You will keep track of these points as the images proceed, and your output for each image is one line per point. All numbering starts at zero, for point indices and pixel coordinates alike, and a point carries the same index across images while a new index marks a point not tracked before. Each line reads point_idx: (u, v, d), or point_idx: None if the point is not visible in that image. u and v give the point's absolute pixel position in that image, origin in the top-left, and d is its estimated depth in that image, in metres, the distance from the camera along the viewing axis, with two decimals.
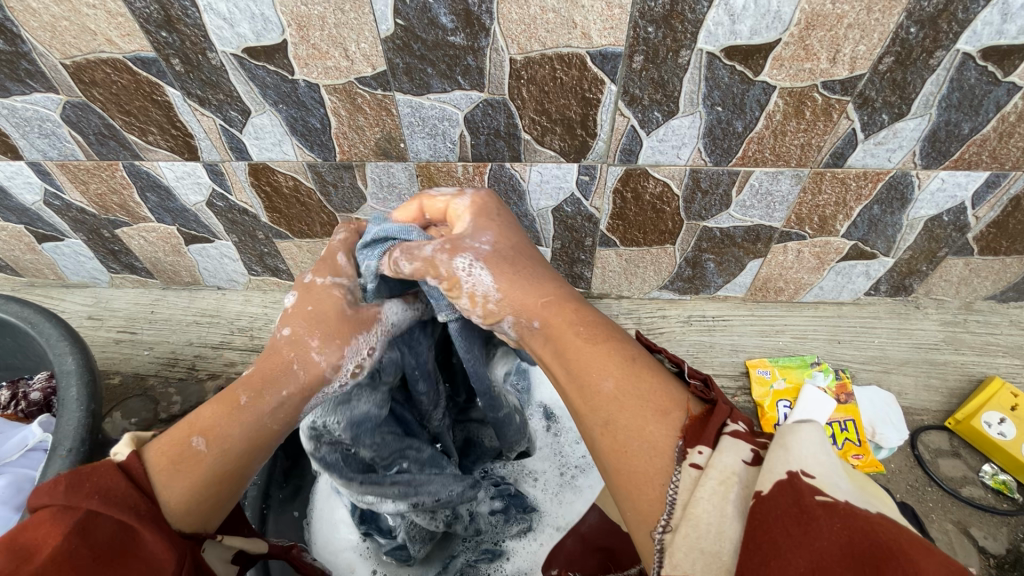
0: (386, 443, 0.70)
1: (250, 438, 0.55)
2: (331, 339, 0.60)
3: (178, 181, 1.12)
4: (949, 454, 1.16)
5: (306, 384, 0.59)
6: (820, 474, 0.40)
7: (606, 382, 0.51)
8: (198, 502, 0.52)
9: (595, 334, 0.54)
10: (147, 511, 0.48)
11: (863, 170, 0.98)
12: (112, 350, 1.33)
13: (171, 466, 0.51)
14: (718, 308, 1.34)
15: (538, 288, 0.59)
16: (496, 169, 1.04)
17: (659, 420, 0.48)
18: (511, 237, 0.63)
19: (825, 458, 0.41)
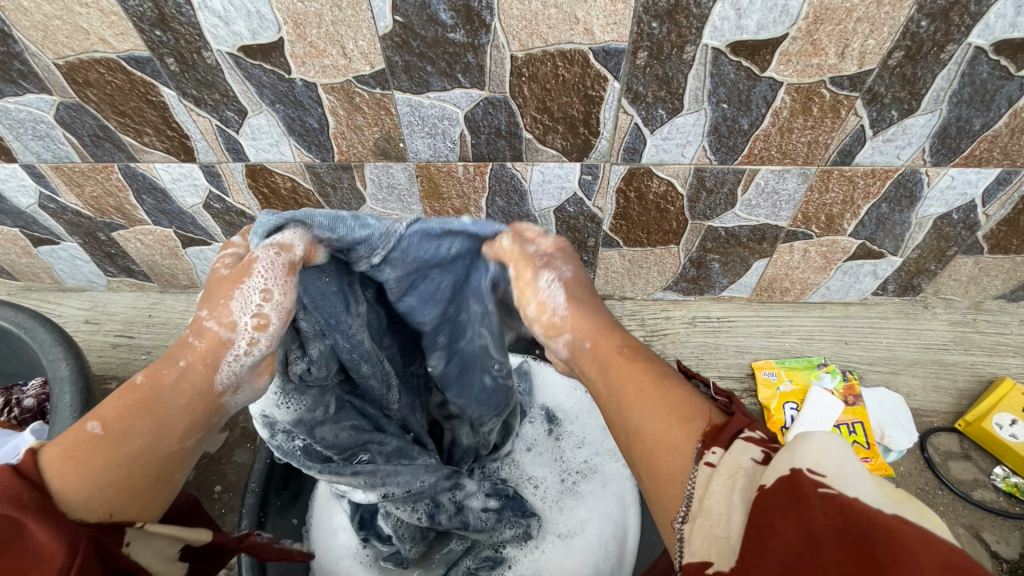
0: (339, 434, 0.69)
1: (152, 412, 0.49)
2: (218, 302, 0.52)
3: (174, 183, 1.10)
4: (960, 456, 1.14)
5: (208, 350, 0.51)
6: (835, 469, 0.36)
7: (633, 385, 0.50)
8: (97, 488, 0.46)
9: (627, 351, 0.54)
10: (30, 500, 0.43)
11: (871, 168, 0.96)
12: (109, 355, 1.32)
13: (64, 453, 0.46)
14: (723, 309, 1.32)
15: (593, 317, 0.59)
16: (497, 169, 1.02)
17: (682, 427, 0.45)
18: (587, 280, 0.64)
19: (846, 452, 0.37)
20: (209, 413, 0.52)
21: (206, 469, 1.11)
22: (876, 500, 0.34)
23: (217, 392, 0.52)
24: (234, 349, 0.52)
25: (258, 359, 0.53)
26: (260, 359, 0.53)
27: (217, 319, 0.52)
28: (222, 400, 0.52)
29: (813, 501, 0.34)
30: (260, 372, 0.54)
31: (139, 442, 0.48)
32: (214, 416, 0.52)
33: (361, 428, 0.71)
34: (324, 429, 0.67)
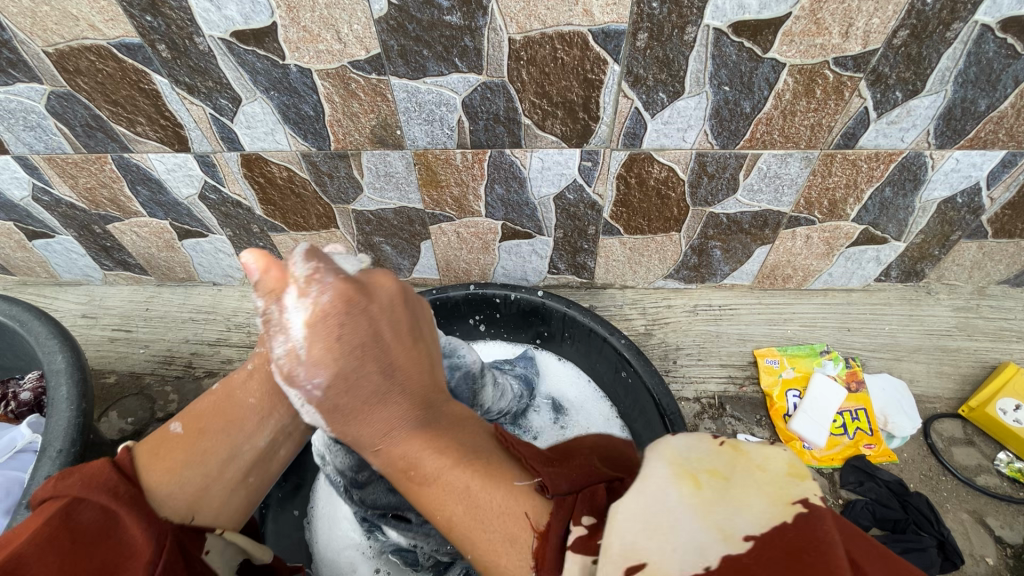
0: (382, 497, 0.79)
1: (225, 419, 0.64)
2: (258, 332, 0.68)
3: (169, 174, 1.09)
4: (963, 442, 1.13)
5: (260, 370, 0.67)
6: (649, 545, 0.37)
7: (449, 512, 0.50)
8: (180, 486, 0.58)
9: (423, 471, 0.53)
10: (124, 492, 0.54)
11: (875, 151, 0.95)
12: (106, 349, 1.31)
13: (152, 455, 0.59)
14: (724, 297, 1.31)
15: (386, 425, 0.57)
16: (496, 156, 1.01)
17: (509, 550, 0.46)
18: (336, 359, 0.58)
19: (654, 506, 0.39)
20: (275, 418, 0.66)
21: None
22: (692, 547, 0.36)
23: (284, 395, 0.66)
24: None
25: None
26: (312, 378, 0.59)
27: (259, 339, 0.69)
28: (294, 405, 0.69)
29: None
30: None
31: (214, 445, 0.62)
32: (281, 420, 0.66)
33: (406, 484, 0.80)
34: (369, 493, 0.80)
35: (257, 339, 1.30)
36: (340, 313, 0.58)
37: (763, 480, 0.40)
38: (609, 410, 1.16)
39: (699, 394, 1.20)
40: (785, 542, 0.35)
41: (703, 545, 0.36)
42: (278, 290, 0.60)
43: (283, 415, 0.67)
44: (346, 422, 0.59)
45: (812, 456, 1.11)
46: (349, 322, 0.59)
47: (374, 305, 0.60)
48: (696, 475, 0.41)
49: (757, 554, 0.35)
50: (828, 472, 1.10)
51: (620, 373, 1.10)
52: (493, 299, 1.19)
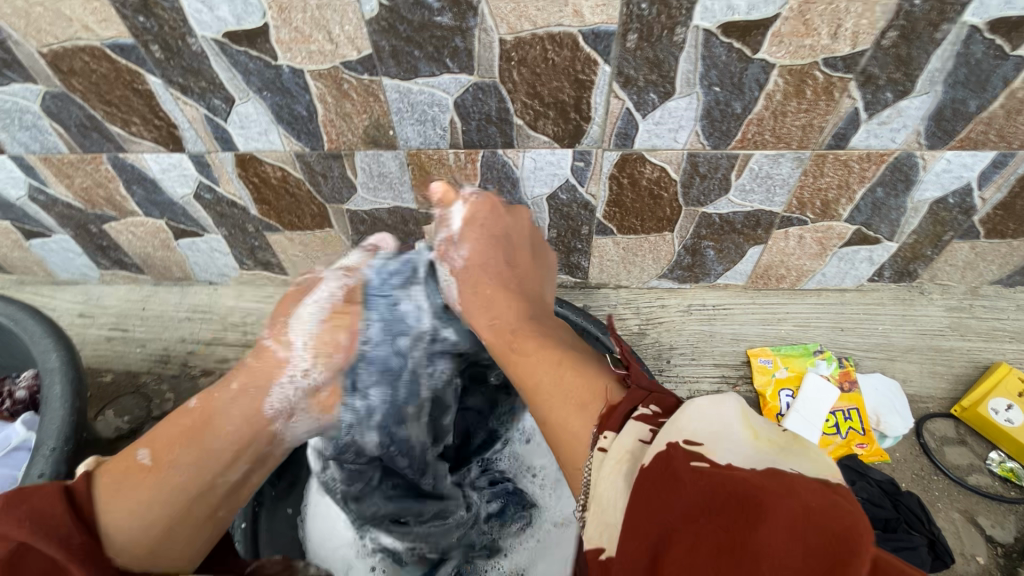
0: (381, 505, 0.88)
1: (193, 449, 0.66)
2: (277, 327, 0.77)
3: (163, 174, 1.10)
4: (955, 441, 1.14)
5: (262, 373, 0.74)
6: (706, 438, 0.47)
7: (541, 380, 0.64)
8: (134, 524, 0.61)
9: (528, 346, 0.70)
10: (76, 541, 0.58)
11: (866, 151, 0.95)
12: (103, 348, 1.32)
13: (113, 486, 0.63)
14: (718, 297, 1.32)
15: (497, 310, 0.77)
16: (488, 156, 1.01)
17: (579, 413, 0.57)
18: (484, 254, 0.81)
19: (717, 420, 0.48)
20: (252, 445, 0.71)
21: None
22: (736, 461, 0.45)
23: (263, 419, 0.72)
24: (290, 373, 0.75)
25: (311, 384, 0.77)
26: (314, 382, 0.77)
27: (269, 343, 0.76)
28: (274, 425, 0.74)
29: (692, 477, 0.44)
30: (313, 399, 0.78)
31: (177, 480, 0.64)
32: (257, 445, 0.72)
33: (400, 491, 0.90)
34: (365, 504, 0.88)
35: (253, 338, 1.31)
36: (485, 214, 0.84)
37: (825, 463, 0.45)
38: None
39: (692, 394, 1.20)
40: (831, 495, 0.41)
41: (749, 464, 0.44)
42: (450, 204, 0.85)
43: (254, 443, 0.71)
44: (472, 291, 0.79)
45: None
46: (491, 217, 0.84)
47: (511, 219, 0.85)
48: (762, 432, 0.48)
49: (796, 489, 0.41)
50: None
51: None
52: None
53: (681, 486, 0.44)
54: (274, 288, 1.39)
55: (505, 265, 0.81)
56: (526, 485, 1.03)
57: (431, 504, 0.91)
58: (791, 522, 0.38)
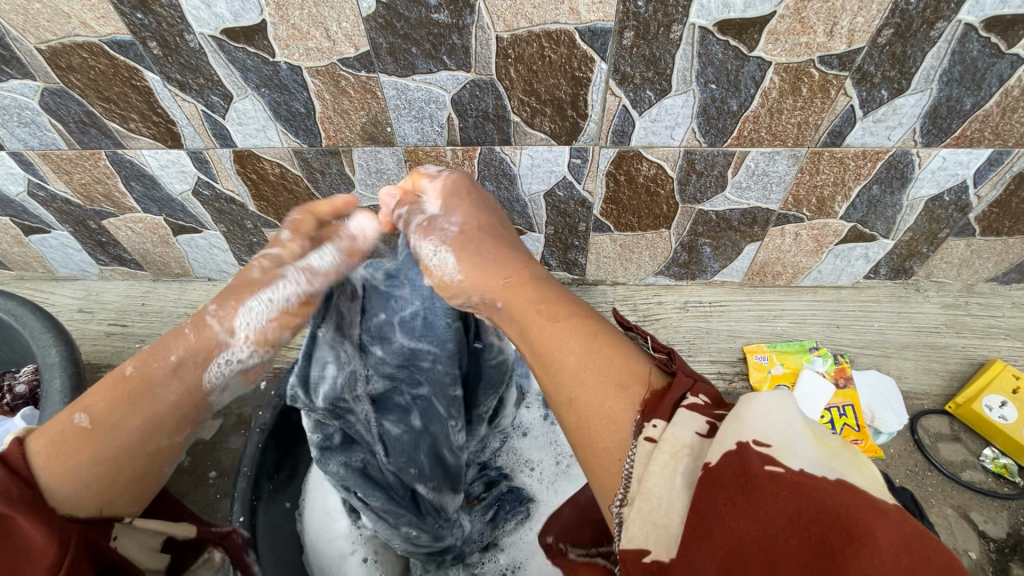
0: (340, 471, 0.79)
1: (140, 414, 0.58)
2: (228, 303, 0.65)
3: (162, 170, 1.10)
4: (949, 438, 1.15)
5: (200, 350, 0.62)
6: (775, 440, 0.41)
7: (568, 357, 0.54)
8: (81, 487, 0.56)
9: (555, 312, 0.58)
10: (20, 496, 0.52)
11: (862, 149, 0.96)
12: (103, 343, 1.32)
13: (53, 447, 0.55)
14: (715, 294, 1.32)
15: (499, 270, 0.66)
16: (486, 153, 1.02)
17: (618, 395, 0.50)
18: (476, 220, 0.75)
19: (781, 421, 0.42)
20: (191, 414, 0.62)
21: (202, 455, 1.15)
22: (808, 465, 0.39)
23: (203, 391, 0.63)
24: (229, 352, 0.64)
25: (246, 364, 0.66)
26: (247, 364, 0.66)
27: (211, 312, 0.64)
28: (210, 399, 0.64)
29: (765, 483, 0.38)
30: (242, 375, 0.67)
31: (124, 440, 0.57)
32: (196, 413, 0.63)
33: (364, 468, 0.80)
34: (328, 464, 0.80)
35: None
36: (463, 191, 0.79)
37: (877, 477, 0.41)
38: None
39: None
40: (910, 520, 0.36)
41: (824, 472, 0.39)
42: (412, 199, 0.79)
43: (197, 410, 0.63)
44: (473, 253, 0.69)
45: None
46: (467, 195, 0.78)
47: (475, 197, 0.79)
48: (822, 436, 0.43)
49: (879, 505, 0.36)
50: None
51: None
52: None
53: (757, 491, 0.38)
54: None
55: (497, 226, 0.76)
56: (524, 480, 1.06)
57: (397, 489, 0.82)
58: (887, 544, 0.34)
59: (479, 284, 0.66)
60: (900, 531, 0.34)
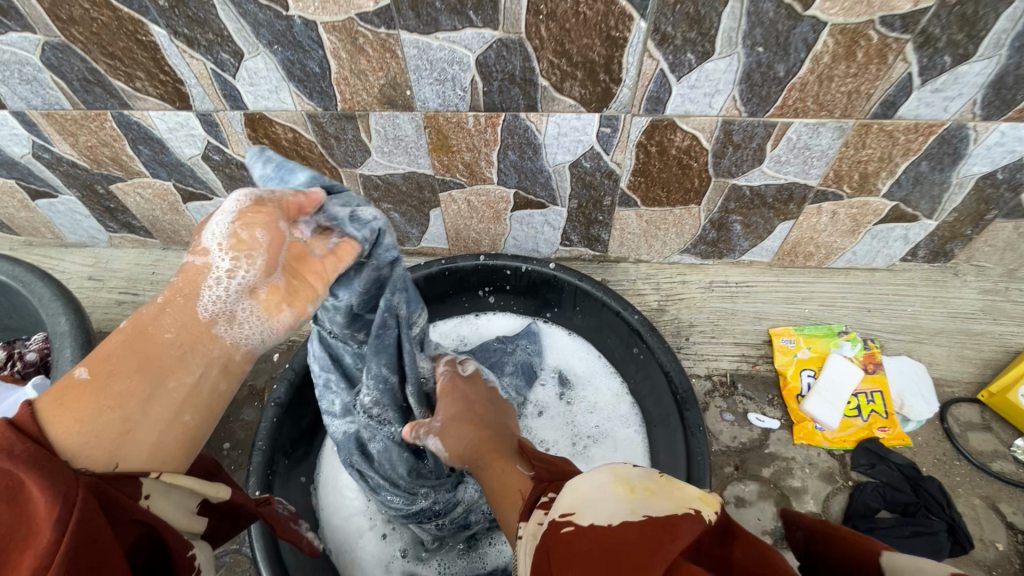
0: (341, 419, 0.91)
1: (143, 359, 0.55)
2: (200, 239, 0.61)
3: (171, 133, 1.05)
4: (979, 427, 1.11)
5: (190, 282, 0.60)
6: (580, 506, 0.51)
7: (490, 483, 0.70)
8: (93, 435, 0.50)
9: (493, 455, 0.73)
10: (22, 452, 0.45)
11: (914, 122, 0.89)
12: (115, 312, 1.32)
13: (57, 404, 0.50)
14: (741, 274, 1.27)
15: (475, 430, 0.78)
16: (510, 120, 0.96)
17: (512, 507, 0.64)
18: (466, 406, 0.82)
19: (591, 485, 0.52)
20: (201, 347, 0.58)
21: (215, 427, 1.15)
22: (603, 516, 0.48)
23: (204, 322, 0.59)
24: (215, 276, 0.59)
25: (241, 284, 0.60)
26: (255, 282, 0.61)
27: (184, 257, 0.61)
28: (215, 330, 0.59)
29: (563, 538, 0.49)
30: (253, 298, 0.61)
31: (127, 384, 0.53)
32: (208, 348, 0.59)
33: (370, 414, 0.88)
34: (338, 427, 0.92)
35: None
36: (466, 383, 0.88)
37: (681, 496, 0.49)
38: (619, 386, 1.14)
39: (710, 371, 1.18)
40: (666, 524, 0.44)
41: (614, 516, 0.47)
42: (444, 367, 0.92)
43: (203, 344, 0.58)
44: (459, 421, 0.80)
45: (824, 437, 1.10)
46: (471, 387, 0.88)
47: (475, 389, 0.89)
48: (636, 485, 0.51)
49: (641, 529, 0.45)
50: (839, 454, 1.09)
51: (631, 348, 1.08)
52: (502, 271, 1.15)
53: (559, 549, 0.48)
54: None
55: (488, 406, 0.84)
56: None
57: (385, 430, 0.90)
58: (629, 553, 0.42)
59: (456, 448, 0.77)
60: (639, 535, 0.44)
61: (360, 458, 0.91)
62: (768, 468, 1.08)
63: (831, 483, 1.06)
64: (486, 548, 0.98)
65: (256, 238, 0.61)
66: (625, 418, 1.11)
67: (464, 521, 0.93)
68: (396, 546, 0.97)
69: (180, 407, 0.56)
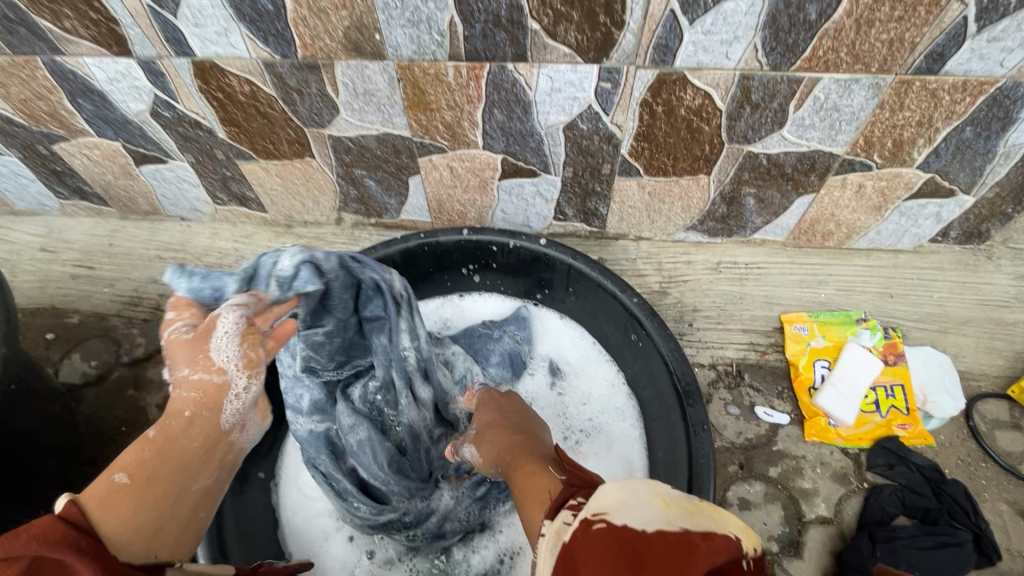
0: (305, 403, 0.79)
1: (174, 464, 0.55)
2: (194, 358, 0.57)
3: (111, 84, 0.93)
4: (1008, 426, 1.01)
5: (199, 400, 0.56)
6: (613, 507, 0.49)
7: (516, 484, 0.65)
8: (136, 528, 0.51)
9: (520, 457, 0.68)
10: (86, 545, 0.48)
11: (963, 78, 0.77)
12: (69, 287, 1.21)
13: (102, 502, 0.51)
14: (752, 254, 1.16)
15: (505, 435, 0.74)
16: (496, 72, 0.84)
17: (536, 506, 0.58)
18: (495, 415, 0.80)
19: (627, 490, 0.50)
20: (220, 451, 0.58)
21: None
22: (638, 520, 0.47)
23: (221, 431, 0.58)
24: (233, 392, 0.57)
25: (256, 395, 0.59)
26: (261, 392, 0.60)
27: (177, 370, 0.57)
28: (232, 437, 0.59)
29: (592, 536, 0.47)
30: (259, 407, 0.60)
31: (165, 487, 0.54)
32: (225, 451, 0.58)
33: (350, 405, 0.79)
34: (304, 423, 0.81)
35: None
36: (503, 396, 0.85)
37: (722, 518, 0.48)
38: (615, 375, 1.04)
39: (715, 360, 1.08)
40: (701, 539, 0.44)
41: (650, 524, 0.46)
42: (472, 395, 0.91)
43: (221, 452, 0.58)
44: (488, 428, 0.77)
45: (838, 434, 1.00)
46: (506, 398, 0.85)
47: (512, 399, 0.85)
48: (672, 499, 0.50)
49: (679, 541, 0.44)
50: (853, 453, 0.99)
51: (629, 335, 0.97)
52: (488, 247, 1.04)
53: (586, 549, 0.46)
54: (252, 227, 1.25)
55: (524, 413, 0.80)
56: None
57: (364, 427, 0.79)
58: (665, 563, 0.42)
59: (489, 453, 0.74)
60: (674, 542, 0.44)
61: (331, 456, 0.82)
62: (775, 468, 0.99)
63: (844, 485, 0.97)
64: (462, 558, 0.90)
65: (262, 357, 0.60)
66: (621, 411, 1.01)
67: (435, 531, 0.86)
68: (363, 548, 0.89)
69: (199, 506, 0.56)
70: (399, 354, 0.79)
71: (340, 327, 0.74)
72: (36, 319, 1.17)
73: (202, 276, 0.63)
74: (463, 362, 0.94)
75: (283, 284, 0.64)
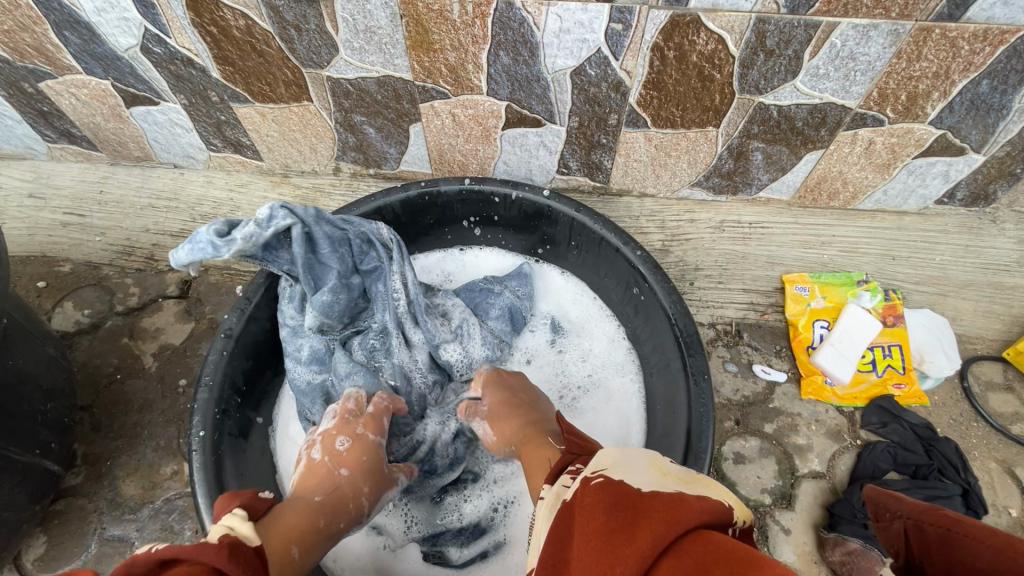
0: (304, 353, 0.84)
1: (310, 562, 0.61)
2: (375, 479, 0.72)
3: (99, 16, 0.88)
4: (1001, 387, 1.03)
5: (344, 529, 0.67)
6: (608, 467, 0.51)
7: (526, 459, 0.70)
8: None
9: (529, 437, 0.73)
10: None
11: (985, 27, 0.75)
12: (59, 235, 1.19)
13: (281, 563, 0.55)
14: (756, 213, 1.14)
15: (514, 416, 0.78)
16: (503, 10, 0.80)
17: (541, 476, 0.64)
18: (502, 396, 0.83)
19: (624, 455, 0.53)
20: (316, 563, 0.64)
21: (171, 361, 1.06)
22: (635, 479, 0.49)
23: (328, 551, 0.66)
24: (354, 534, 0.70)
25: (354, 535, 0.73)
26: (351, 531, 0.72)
27: (352, 479, 0.69)
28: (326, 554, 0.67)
29: (588, 490, 0.49)
30: None
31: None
32: None
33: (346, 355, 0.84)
34: (298, 375, 0.85)
35: None
36: (511, 377, 0.88)
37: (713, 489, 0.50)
38: (614, 331, 1.04)
39: (714, 319, 1.09)
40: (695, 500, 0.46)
41: (646, 484, 0.48)
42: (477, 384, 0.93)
43: None
44: (498, 411, 0.81)
45: (834, 393, 1.01)
46: (513, 377, 0.88)
47: (519, 377, 0.88)
48: (668, 471, 0.52)
49: (676, 499, 0.46)
50: (848, 411, 1.01)
51: (630, 289, 0.97)
52: (490, 199, 1.02)
53: (581, 505, 0.48)
54: (247, 176, 1.22)
55: (531, 394, 0.84)
56: None
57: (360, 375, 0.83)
58: (659, 512, 0.43)
59: (501, 433, 0.78)
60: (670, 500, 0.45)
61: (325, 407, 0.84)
62: (771, 424, 1.00)
63: (838, 442, 0.98)
64: (455, 505, 0.91)
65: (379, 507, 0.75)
66: (621, 367, 1.01)
67: (429, 470, 0.86)
68: None
69: None
70: (394, 298, 0.86)
71: (343, 285, 0.79)
72: (26, 266, 1.15)
73: (200, 239, 0.66)
74: (460, 312, 0.96)
75: (260, 224, 0.68)
